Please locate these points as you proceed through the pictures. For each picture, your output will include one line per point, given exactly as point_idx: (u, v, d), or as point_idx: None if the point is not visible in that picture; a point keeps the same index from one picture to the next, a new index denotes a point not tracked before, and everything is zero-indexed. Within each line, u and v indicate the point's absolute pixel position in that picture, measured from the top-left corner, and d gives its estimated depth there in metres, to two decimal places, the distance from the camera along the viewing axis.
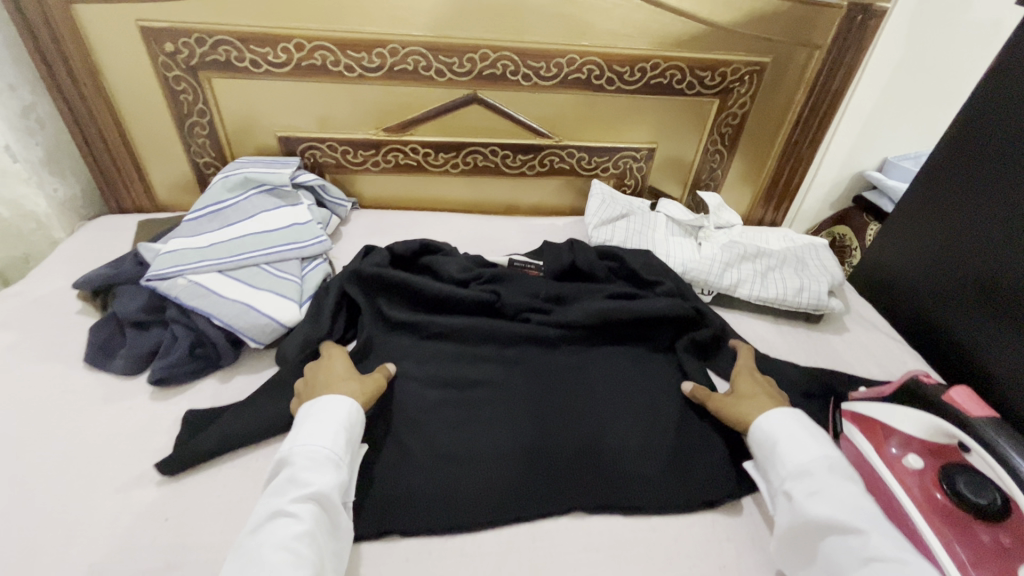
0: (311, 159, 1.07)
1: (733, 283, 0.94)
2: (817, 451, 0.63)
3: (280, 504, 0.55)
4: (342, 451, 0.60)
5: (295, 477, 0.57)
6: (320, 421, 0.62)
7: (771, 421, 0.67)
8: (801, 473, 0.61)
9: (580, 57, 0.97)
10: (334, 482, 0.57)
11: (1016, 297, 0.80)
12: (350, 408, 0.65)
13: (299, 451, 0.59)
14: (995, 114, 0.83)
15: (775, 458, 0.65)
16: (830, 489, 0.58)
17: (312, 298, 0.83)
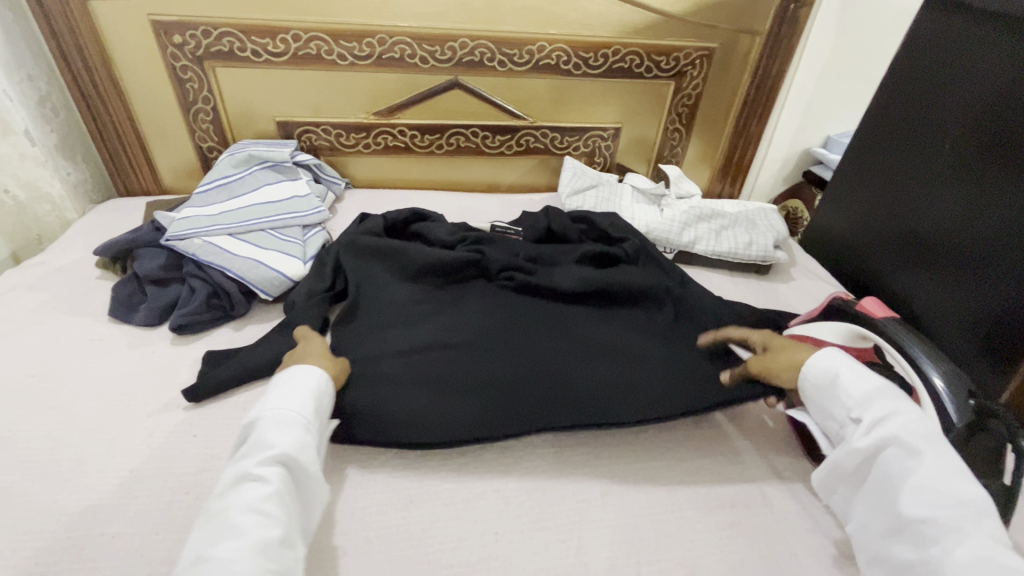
0: (308, 142, 1.16)
1: (691, 240, 1.05)
2: (871, 386, 0.60)
3: (246, 467, 0.54)
4: (308, 415, 0.61)
5: (261, 440, 0.57)
6: (285, 389, 0.63)
7: (824, 358, 0.65)
8: (856, 410, 0.60)
9: (549, 44, 1.09)
10: (300, 442, 0.58)
11: (939, 240, 0.90)
12: (318, 374, 0.66)
13: (265, 417, 0.59)
14: (911, 82, 0.95)
15: (829, 398, 0.63)
16: (887, 423, 0.57)
17: (314, 258, 0.93)
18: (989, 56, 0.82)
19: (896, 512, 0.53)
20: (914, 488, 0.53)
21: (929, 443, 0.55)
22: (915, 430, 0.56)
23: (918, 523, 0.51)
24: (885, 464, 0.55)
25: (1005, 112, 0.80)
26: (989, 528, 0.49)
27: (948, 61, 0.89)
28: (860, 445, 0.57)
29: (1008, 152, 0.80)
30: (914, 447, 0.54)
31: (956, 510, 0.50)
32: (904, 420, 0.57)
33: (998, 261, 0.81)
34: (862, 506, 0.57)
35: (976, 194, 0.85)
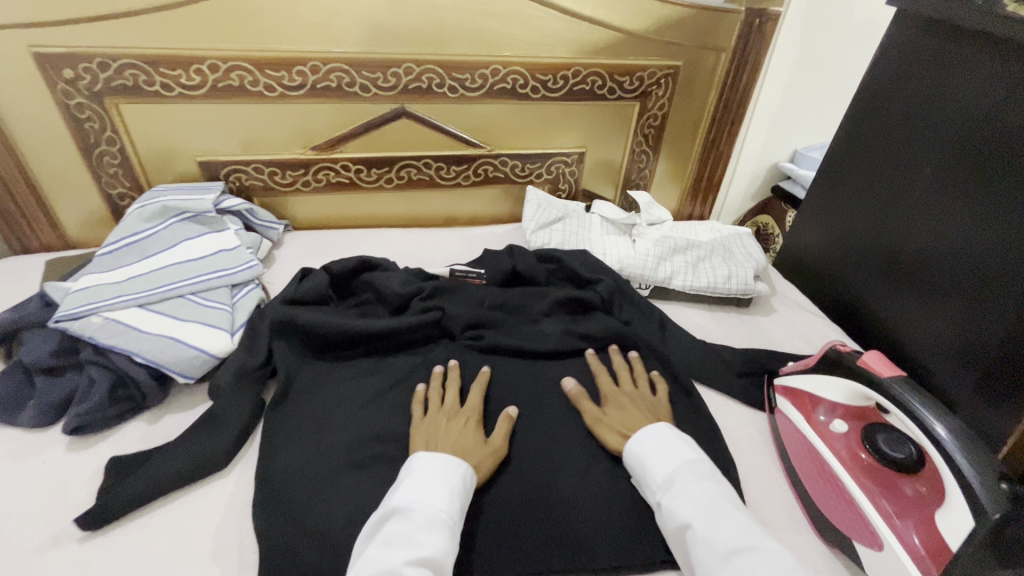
0: (237, 183, 1.03)
1: (668, 275, 0.98)
2: (675, 462, 0.62)
3: (391, 565, 0.50)
4: (457, 515, 0.56)
5: (403, 535, 0.52)
6: (431, 477, 0.58)
7: (635, 439, 0.66)
8: (664, 488, 0.60)
9: (503, 67, 0.99)
10: (444, 546, 0.53)
11: (923, 265, 0.86)
12: (462, 467, 0.60)
13: (413, 508, 0.55)
14: (886, 100, 0.91)
15: (642, 479, 0.64)
16: (688, 500, 0.58)
17: (245, 325, 0.80)
18: (965, 74, 0.78)
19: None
20: (719, 562, 0.52)
21: (726, 512, 0.56)
22: (717, 499, 0.58)
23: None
24: (695, 544, 0.55)
25: (986, 131, 0.76)
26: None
27: (923, 78, 0.85)
28: (676, 528, 0.57)
29: (991, 173, 0.76)
30: (711, 520, 0.55)
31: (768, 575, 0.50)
32: (707, 491, 0.58)
33: (987, 290, 0.76)
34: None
35: (959, 218, 0.80)
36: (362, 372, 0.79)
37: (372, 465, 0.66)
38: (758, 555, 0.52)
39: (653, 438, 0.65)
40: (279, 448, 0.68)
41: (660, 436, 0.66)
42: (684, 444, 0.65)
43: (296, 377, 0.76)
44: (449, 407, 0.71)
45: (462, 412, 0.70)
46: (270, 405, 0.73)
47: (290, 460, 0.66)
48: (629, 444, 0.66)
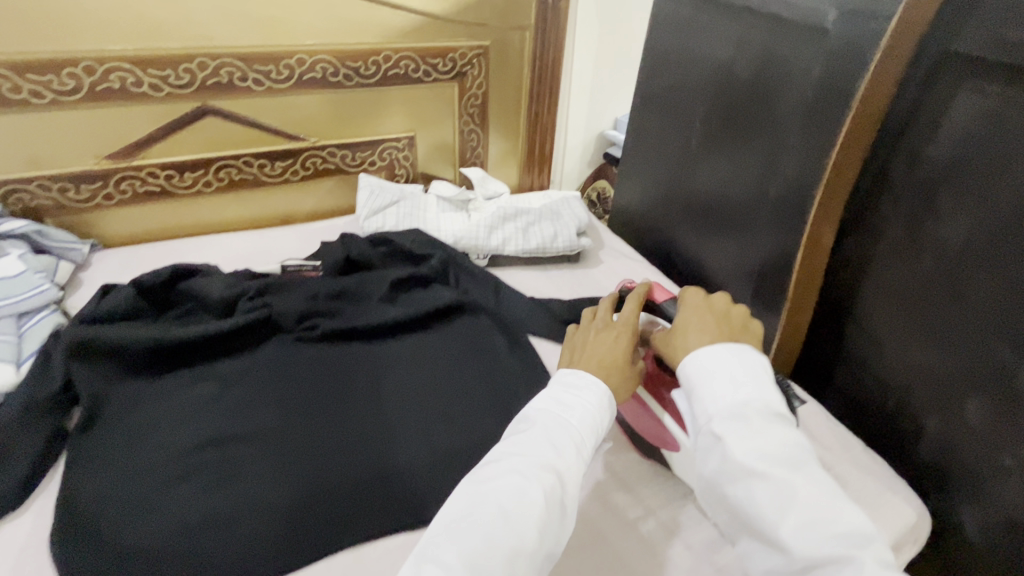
0: (20, 204, 0.92)
1: (501, 242, 1.04)
2: (749, 400, 0.53)
3: (512, 464, 0.51)
4: (589, 435, 0.56)
5: (532, 440, 0.54)
6: (570, 393, 0.58)
7: (702, 361, 0.57)
8: (726, 423, 0.52)
9: (308, 56, 0.98)
10: (568, 460, 0.53)
11: (713, 206, 0.97)
12: (603, 392, 0.59)
13: (544, 416, 0.56)
14: (664, 62, 1.01)
15: (697, 403, 0.55)
16: (759, 440, 0.51)
17: (36, 354, 0.73)
18: (710, 34, 0.90)
19: (781, 548, 0.48)
20: (790, 515, 0.48)
21: (802, 468, 0.50)
22: (795, 452, 0.50)
23: (813, 562, 0.46)
24: (757, 493, 0.49)
25: (731, 81, 0.88)
26: (878, 556, 0.45)
27: (684, 42, 0.96)
28: (735, 474, 0.50)
29: (739, 116, 0.88)
30: (785, 468, 0.49)
31: (846, 541, 0.46)
32: (784, 441, 0.51)
33: (754, 215, 0.89)
34: (744, 534, 0.52)
35: (732, 161, 0.91)
36: (184, 381, 0.75)
37: (194, 471, 0.64)
38: (836, 517, 0.47)
39: (730, 362, 0.55)
40: (85, 473, 0.63)
41: (736, 361, 0.56)
42: (764, 375, 0.55)
43: (105, 399, 0.71)
44: (605, 319, 0.68)
45: (614, 326, 0.66)
46: (73, 432, 0.67)
47: (98, 484, 0.62)
48: (697, 362, 0.56)
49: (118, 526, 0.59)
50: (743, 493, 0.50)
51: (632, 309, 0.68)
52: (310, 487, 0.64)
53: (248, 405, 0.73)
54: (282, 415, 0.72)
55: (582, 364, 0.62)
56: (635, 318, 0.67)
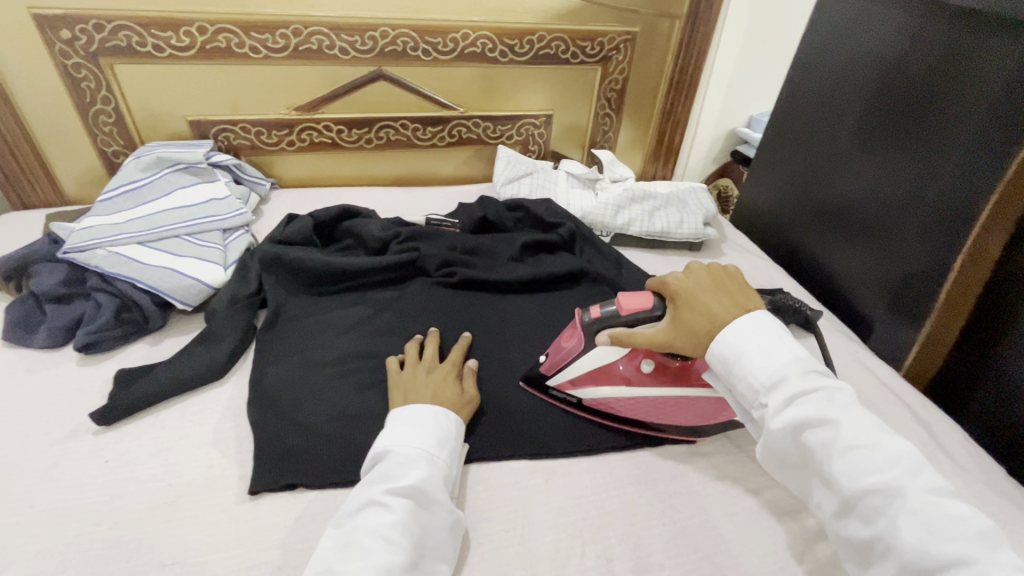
0: (225, 142, 1.10)
1: (626, 222, 1.07)
2: (783, 361, 0.55)
3: (370, 497, 0.54)
4: (437, 447, 0.59)
5: (382, 472, 0.56)
6: (409, 423, 0.61)
7: (732, 333, 0.59)
8: (771, 393, 0.55)
9: (473, 32, 1.07)
10: (425, 476, 0.56)
11: (852, 209, 0.94)
12: (449, 415, 0.64)
13: (392, 444, 0.59)
14: (821, 54, 0.99)
15: (738, 380, 0.58)
16: (803, 398, 0.53)
17: (236, 262, 0.88)
18: (879, 30, 0.87)
19: (836, 489, 0.50)
20: (846, 458, 0.49)
21: (844, 408, 0.52)
22: (839, 399, 0.53)
23: (861, 498, 0.48)
24: (807, 442, 0.52)
25: (896, 80, 0.85)
26: (929, 484, 0.47)
27: (842, 40, 0.94)
28: (787, 437, 0.53)
29: (899, 117, 0.85)
30: (827, 414, 0.51)
31: (894, 474, 0.47)
32: (822, 392, 0.53)
33: (900, 220, 0.86)
34: (808, 488, 0.54)
35: (883, 162, 0.88)
36: (345, 303, 0.87)
37: (352, 375, 0.75)
38: (880, 450, 0.49)
39: (758, 333, 0.58)
40: (271, 360, 0.76)
41: (764, 331, 0.58)
42: (791, 340, 0.58)
43: (285, 306, 0.85)
44: (429, 361, 0.72)
45: (443, 366, 0.72)
46: (261, 328, 0.81)
47: (280, 372, 0.75)
48: (724, 338, 0.59)
49: (294, 404, 0.70)
50: (808, 454, 0.52)
51: (455, 354, 0.75)
52: None
53: (397, 330, 0.83)
54: None
55: (422, 401, 0.65)
56: (456, 360, 0.74)
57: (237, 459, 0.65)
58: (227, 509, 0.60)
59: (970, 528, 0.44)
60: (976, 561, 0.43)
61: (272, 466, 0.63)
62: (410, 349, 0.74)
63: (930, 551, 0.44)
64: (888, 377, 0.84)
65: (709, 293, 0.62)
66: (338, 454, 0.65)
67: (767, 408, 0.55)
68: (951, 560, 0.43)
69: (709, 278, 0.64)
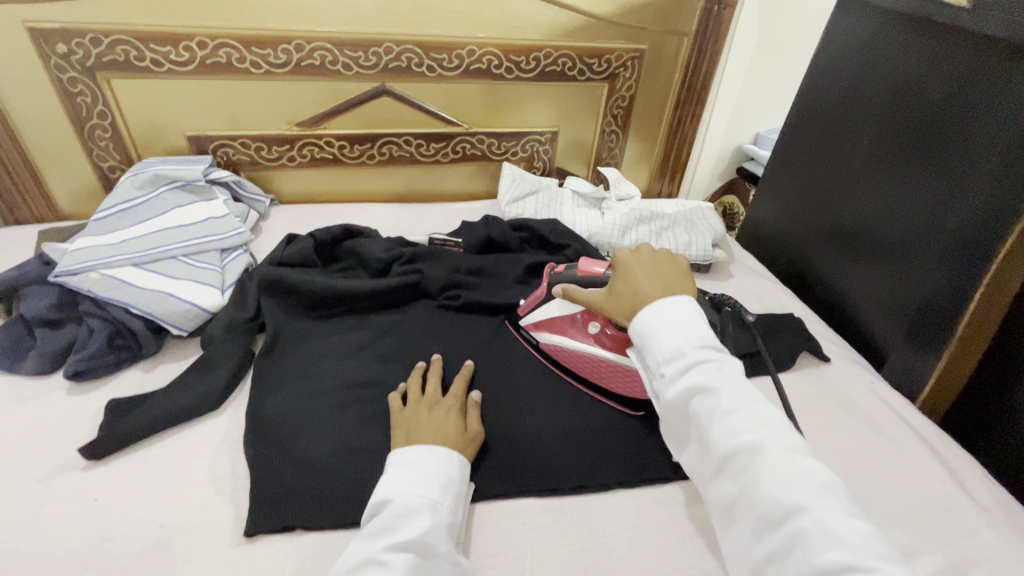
0: (224, 157, 1.07)
1: (633, 243, 1.06)
2: (686, 337, 0.55)
3: (370, 553, 0.50)
4: (440, 495, 0.56)
5: (381, 524, 0.53)
6: (411, 468, 0.58)
7: (653, 309, 0.58)
8: (670, 365, 0.55)
9: (478, 48, 1.05)
10: (427, 527, 0.53)
11: (865, 233, 0.93)
12: (452, 456, 0.61)
13: (394, 492, 0.55)
14: (834, 74, 0.97)
15: (645, 352, 0.58)
16: (696, 369, 0.53)
17: (234, 284, 0.85)
18: (895, 54, 0.86)
19: (712, 452, 0.51)
20: (722, 423, 0.50)
21: (730, 379, 0.52)
22: (727, 371, 0.53)
23: (731, 459, 0.49)
24: (694, 408, 0.52)
25: (912, 104, 0.84)
26: (790, 445, 0.49)
27: (856, 62, 0.93)
28: (676, 404, 0.53)
29: (915, 142, 0.84)
30: (712, 383, 0.52)
31: (761, 435, 0.49)
32: (714, 362, 0.54)
33: (915, 246, 0.84)
34: (689, 454, 0.55)
35: (899, 187, 0.86)
36: (346, 327, 0.84)
37: (353, 406, 0.72)
38: (754, 415, 0.50)
39: (670, 309, 0.57)
40: (268, 390, 0.74)
41: (677, 307, 0.58)
42: (702, 318, 0.57)
43: (284, 331, 0.82)
44: (430, 396, 0.69)
45: (444, 401, 0.69)
46: (259, 354, 0.78)
47: (279, 402, 0.72)
48: (646, 313, 0.58)
49: (293, 438, 0.68)
50: (694, 421, 0.53)
51: (457, 385, 0.72)
52: None
53: (400, 357, 0.80)
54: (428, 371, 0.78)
55: (420, 442, 0.62)
56: (458, 394, 0.71)
57: (233, 498, 0.62)
58: (221, 553, 0.57)
59: (818, 483, 0.46)
60: (815, 510, 0.44)
61: (269, 506, 0.61)
62: (412, 382, 0.72)
63: (781, 501, 0.46)
64: (903, 409, 0.82)
65: (644, 268, 0.64)
66: (339, 493, 0.63)
67: (664, 377, 0.55)
68: (795, 508, 0.45)
69: (656, 258, 0.66)
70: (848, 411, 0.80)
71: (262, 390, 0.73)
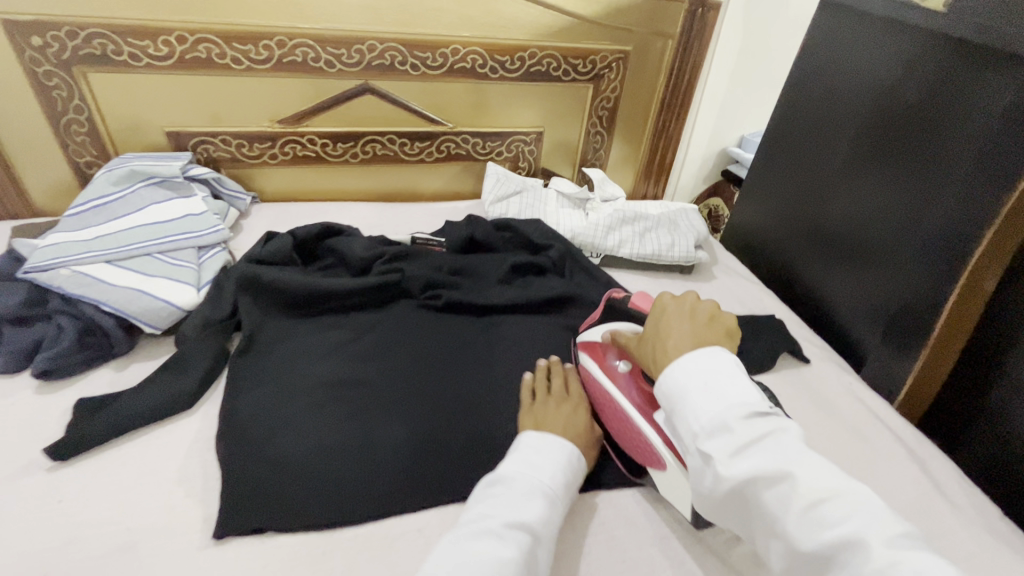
0: (204, 154, 1.06)
1: (616, 243, 1.05)
2: (726, 403, 0.50)
3: (491, 525, 0.52)
4: (559, 491, 0.58)
5: (504, 499, 0.55)
6: (541, 456, 0.60)
7: (680, 367, 0.55)
8: (711, 438, 0.50)
9: (463, 47, 1.05)
10: (543, 516, 0.55)
11: (846, 236, 0.93)
12: (575, 453, 0.62)
13: (518, 474, 0.57)
14: (815, 78, 0.98)
15: (680, 422, 0.53)
16: (747, 447, 0.48)
17: (210, 282, 0.84)
18: (874, 59, 0.87)
19: (791, 554, 0.45)
20: (803, 519, 0.44)
21: (796, 455, 0.47)
22: (789, 445, 0.47)
23: (823, 562, 0.43)
24: (758, 497, 0.46)
25: (891, 108, 0.84)
26: (896, 540, 0.41)
27: (837, 65, 0.93)
28: (733, 491, 0.47)
29: (895, 146, 0.84)
30: (772, 465, 0.46)
31: (855, 529, 0.42)
32: (770, 435, 0.48)
33: (894, 249, 0.84)
34: (756, 544, 0.49)
35: (878, 191, 0.87)
36: (324, 326, 0.83)
37: (329, 406, 0.71)
38: (840, 504, 0.44)
39: (704, 369, 0.53)
40: (242, 389, 0.72)
41: (710, 367, 0.53)
42: (741, 376, 0.53)
43: (260, 330, 0.81)
44: (559, 395, 0.71)
45: (570, 399, 0.70)
46: (234, 353, 0.77)
47: (252, 402, 0.71)
48: (671, 369, 0.55)
49: (266, 438, 0.67)
50: (760, 510, 0.46)
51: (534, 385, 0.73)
52: (430, 438, 0.69)
53: (378, 357, 0.79)
54: (405, 370, 0.78)
55: (552, 434, 0.64)
56: (580, 393, 0.72)
57: (202, 500, 0.61)
58: (189, 556, 0.56)
59: None
60: None
61: (239, 507, 0.60)
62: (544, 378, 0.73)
63: None
64: (881, 410, 0.82)
65: (673, 316, 0.61)
66: (311, 494, 0.62)
67: (705, 455, 0.50)
68: None
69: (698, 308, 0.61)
70: (827, 412, 0.81)
71: (236, 389, 0.72)
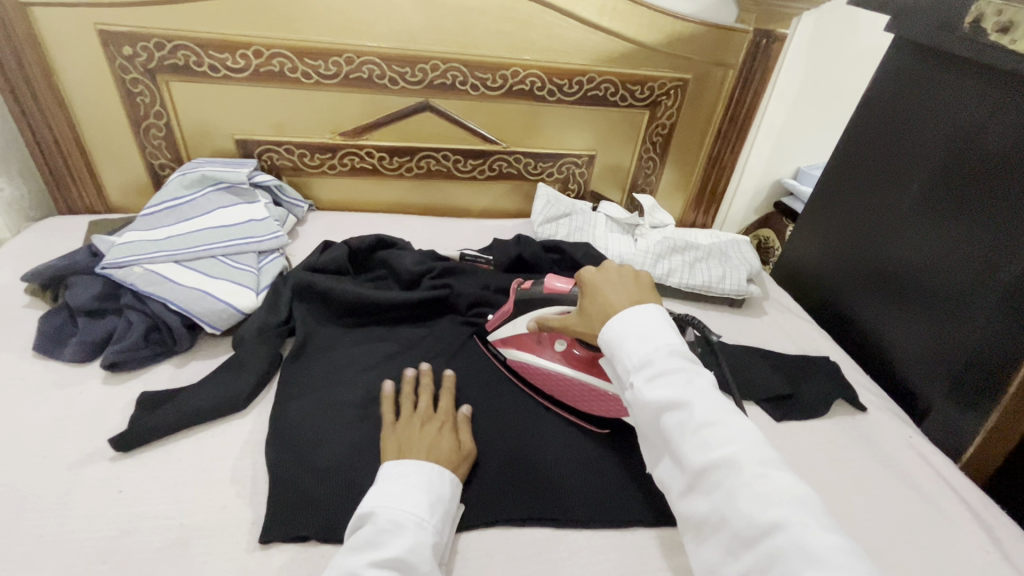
0: (268, 162, 1.10)
1: (665, 272, 1.03)
2: (656, 345, 0.55)
3: (353, 568, 0.49)
4: (427, 515, 0.56)
5: (366, 538, 0.52)
6: (399, 483, 0.57)
7: (621, 320, 0.58)
8: (639, 375, 0.54)
9: (523, 70, 1.07)
10: (413, 545, 0.52)
11: (909, 279, 0.89)
12: (449, 479, 0.61)
13: (382, 508, 0.55)
14: (886, 114, 0.94)
15: (618, 365, 0.57)
16: (665, 378, 0.52)
17: (268, 287, 0.87)
18: (949, 101, 0.84)
19: (682, 470, 0.49)
20: (692, 438, 0.48)
21: (701, 389, 0.51)
22: (696, 382, 0.51)
23: (704, 473, 0.47)
24: (663, 422, 0.51)
25: (968, 152, 0.81)
26: (763, 459, 0.46)
27: (911, 103, 0.90)
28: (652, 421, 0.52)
29: (970, 192, 0.81)
30: (684, 396, 0.50)
31: (733, 448, 0.47)
32: (685, 372, 0.52)
33: (962, 299, 0.81)
34: (661, 468, 0.53)
35: (947, 236, 0.83)
36: (373, 337, 0.85)
37: (375, 419, 0.72)
38: (726, 427, 0.48)
39: (641, 318, 0.57)
40: (293, 395, 0.74)
41: (649, 318, 0.57)
42: (673, 328, 0.57)
43: (313, 337, 0.83)
44: (424, 411, 0.69)
45: (435, 417, 0.68)
46: (286, 358, 0.79)
47: (303, 409, 0.72)
48: (613, 324, 0.58)
49: (315, 446, 0.68)
50: (670, 437, 0.50)
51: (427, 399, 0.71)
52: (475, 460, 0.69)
53: None
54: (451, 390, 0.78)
55: (413, 457, 0.61)
56: (450, 409, 0.70)
57: (251, 502, 0.62)
58: (236, 558, 0.57)
59: (792, 498, 0.44)
60: (791, 525, 0.42)
61: (287, 516, 0.60)
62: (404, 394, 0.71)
63: (756, 520, 0.43)
64: (945, 469, 0.77)
65: (614, 286, 0.63)
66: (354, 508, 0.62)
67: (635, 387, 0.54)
68: (773, 526, 0.42)
69: (624, 273, 0.65)
70: (885, 465, 0.77)
71: (287, 395, 0.74)
